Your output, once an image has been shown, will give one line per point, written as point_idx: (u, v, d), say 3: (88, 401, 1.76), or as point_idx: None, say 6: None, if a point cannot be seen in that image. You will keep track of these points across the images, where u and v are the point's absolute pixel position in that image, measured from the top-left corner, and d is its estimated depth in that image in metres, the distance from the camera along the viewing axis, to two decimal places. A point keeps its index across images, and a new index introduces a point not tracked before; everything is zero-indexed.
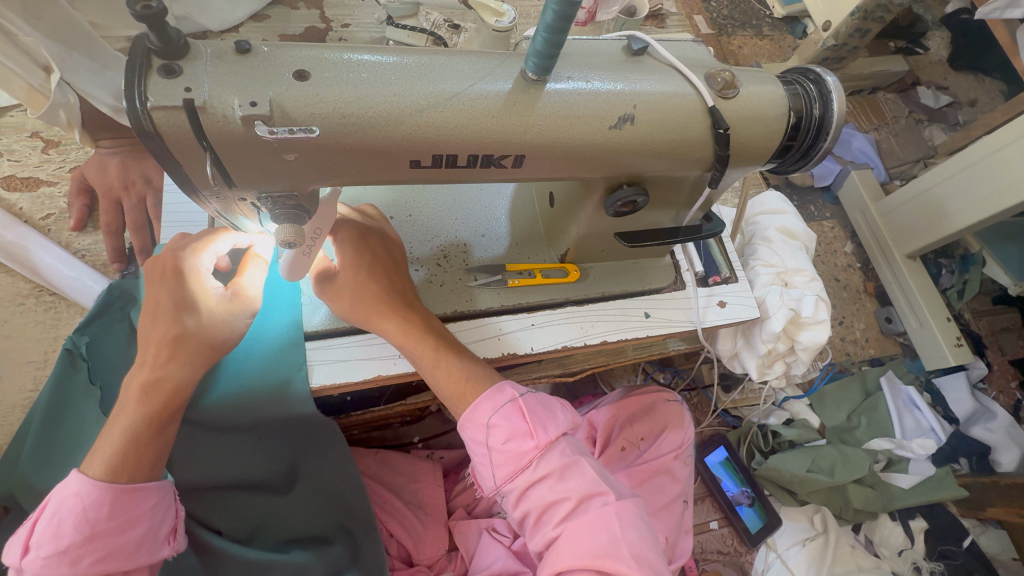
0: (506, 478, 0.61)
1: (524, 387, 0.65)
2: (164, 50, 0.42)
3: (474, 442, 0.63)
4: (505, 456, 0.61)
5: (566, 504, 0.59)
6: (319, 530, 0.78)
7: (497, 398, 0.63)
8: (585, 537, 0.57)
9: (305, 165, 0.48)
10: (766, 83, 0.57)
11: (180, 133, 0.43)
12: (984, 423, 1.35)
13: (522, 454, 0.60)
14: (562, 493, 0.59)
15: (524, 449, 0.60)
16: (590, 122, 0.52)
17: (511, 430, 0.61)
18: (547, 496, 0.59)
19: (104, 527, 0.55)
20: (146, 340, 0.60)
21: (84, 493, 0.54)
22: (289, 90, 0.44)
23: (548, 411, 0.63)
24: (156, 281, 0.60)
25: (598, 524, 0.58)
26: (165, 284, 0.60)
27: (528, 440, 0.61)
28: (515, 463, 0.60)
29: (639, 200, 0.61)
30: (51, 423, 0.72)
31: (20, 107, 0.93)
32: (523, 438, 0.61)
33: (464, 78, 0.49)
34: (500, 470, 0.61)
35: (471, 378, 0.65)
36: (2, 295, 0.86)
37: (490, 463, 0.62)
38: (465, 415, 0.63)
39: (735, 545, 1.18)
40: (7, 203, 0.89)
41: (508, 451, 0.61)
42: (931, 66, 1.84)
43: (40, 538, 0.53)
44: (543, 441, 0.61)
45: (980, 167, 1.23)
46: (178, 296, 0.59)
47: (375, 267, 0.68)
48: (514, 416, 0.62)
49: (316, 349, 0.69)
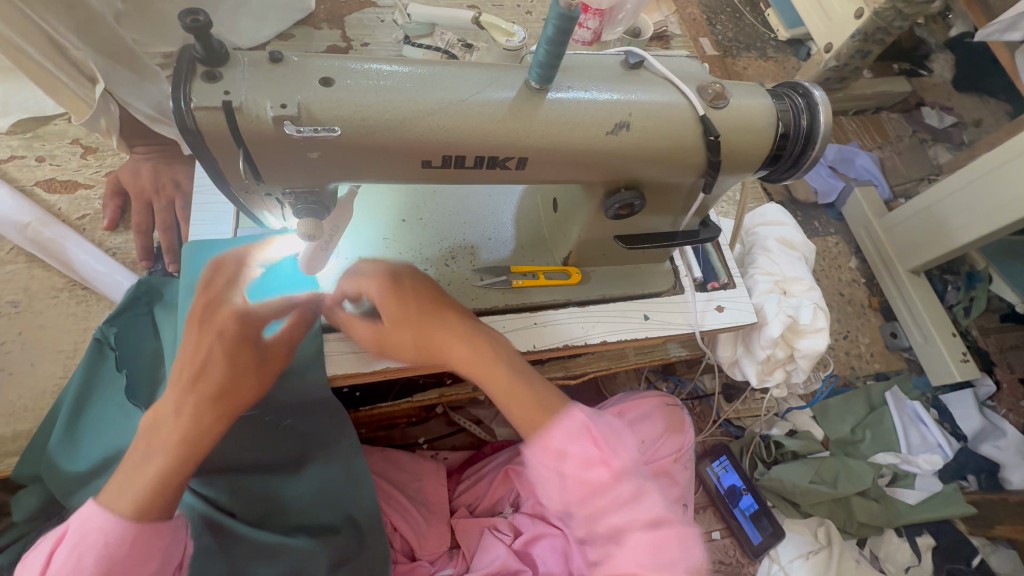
0: (576, 506, 0.55)
1: (592, 410, 0.59)
2: (208, 58, 0.48)
3: (542, 467, 0.56)
4: (578, 484, 0.54)
5: (643, 536, 0.53)
6: (325, 520, 0.81)
7: (567, 421, 0.57)
8: (645, 553, 0.52)
9: (325, 162, 0.53)
10: (756, 96, 0.61)
11: (219, 131, 0.48)
12: (993, 441, 1.34)
13: (596, 482, 0.54)
14: (639, 524, 0.53)
15: (598, 477, 0.54)
16: (588, 128, 0.56)
17: (583, 455, 0.55)
18: (622, 528, 0.53)
19: (122, 564, 0.57)
20: (193, 385, 0.61)
21: (107, 528, 0.57)
22: (316, 94, 0.49)
23: (617, 435, 0.58)
24: (208, 336, 0.62)
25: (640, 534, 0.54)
26: (228, 345, 0.63)
27: (601, 467, 0.54)
28: (588, 491, 0.54)
29: (636, 204, 0.65)
30: (79, 408, 0.77)
31: (65, 116, 1.01)
32: (596, 464, 0.54)
33: (473, 86, 0.53)
34: (571, 498, 0.55)
35: (540, 401, 0.60)
36: (39, 288, 0.91)
37: (559, 492, 0.55)
38: (537, 439, 0.57)
39: (737, 555, 1.20)
40: (47, 204, 0.95)
41: (581, 479, 0.54)
42: (935, 87, 1.88)
43: (60, 569, 0.55)
44: (616, 468, 0.54)
45: (981, 184, 1.25)
46: (236, 354, 0.63)
47: (419, 285, 0.67)
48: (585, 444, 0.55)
49: (332, 341, 0.75)
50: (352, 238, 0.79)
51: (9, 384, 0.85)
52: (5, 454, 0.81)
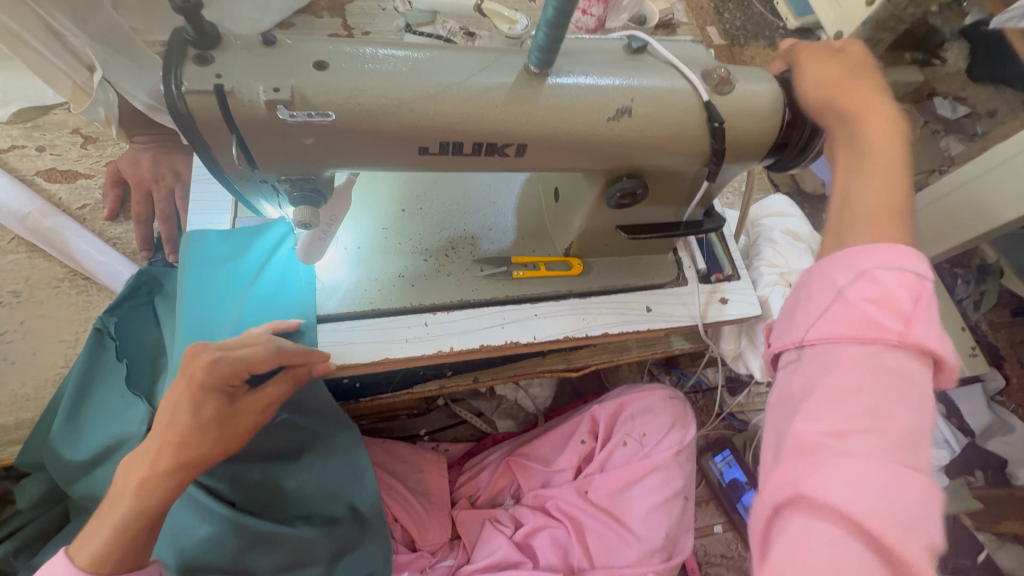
0: (790, 457, 0.39)
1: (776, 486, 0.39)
2: (199, 41, 0.47)
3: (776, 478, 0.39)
4: (789, 472, 0.38)
5: (851, 413, 0.38)
6: (325, 509, 0.81)
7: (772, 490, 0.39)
8: (867, 440, 0.37)
9: (320, 148, 0.52)
10: (763, 81, 0.60)
11: (211, 116, 0.48)
12: (1001, 436, 1.31)
13: (801, 458, 0.38)
14: (840, 408, 0.39)
15: (801, 458, 0.38)
16: (589, 114, 0.55)
17: (799, 489, 0.37)
18: (824, 428, 0.38)
19: None
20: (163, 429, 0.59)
21: None
22: (310, 79, 0.48)
23: (787, 421, 0.41)
24: (179, 382, 0.59)
25: (862, 391, 0.39)
26: (195, 391, 0.58)
27: (800, 456, 0.38)
28: (797, 455, 0.39)
29: (639, 192, 0.64)
30: (81, 396, 0.78)
31: (65, 105, 1.00)
32: (800, 456, 0.38)
33: (471, 71, 0.52)
34: (781, 472, 0.39)
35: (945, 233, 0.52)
36: (40, 278, 0.91)
37: (779, 470, 0.39)
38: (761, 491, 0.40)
39: (740, 549, 1.21)
40: (47, 194, 0.95)
41: (790, 477, 0.38)
42: (948, 77, 1.84)
43: None
44: (812, 440, 0.38)
45: (992, 175, 1.22)
46: (208, 408, 0.59)
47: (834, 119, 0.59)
48: (911, 297, 0.41)
49: (327, 330, 0.73)
50: (351, 228, 0.78)
51: (11, 373, 0.85)
52: (7, 443, 0.81)
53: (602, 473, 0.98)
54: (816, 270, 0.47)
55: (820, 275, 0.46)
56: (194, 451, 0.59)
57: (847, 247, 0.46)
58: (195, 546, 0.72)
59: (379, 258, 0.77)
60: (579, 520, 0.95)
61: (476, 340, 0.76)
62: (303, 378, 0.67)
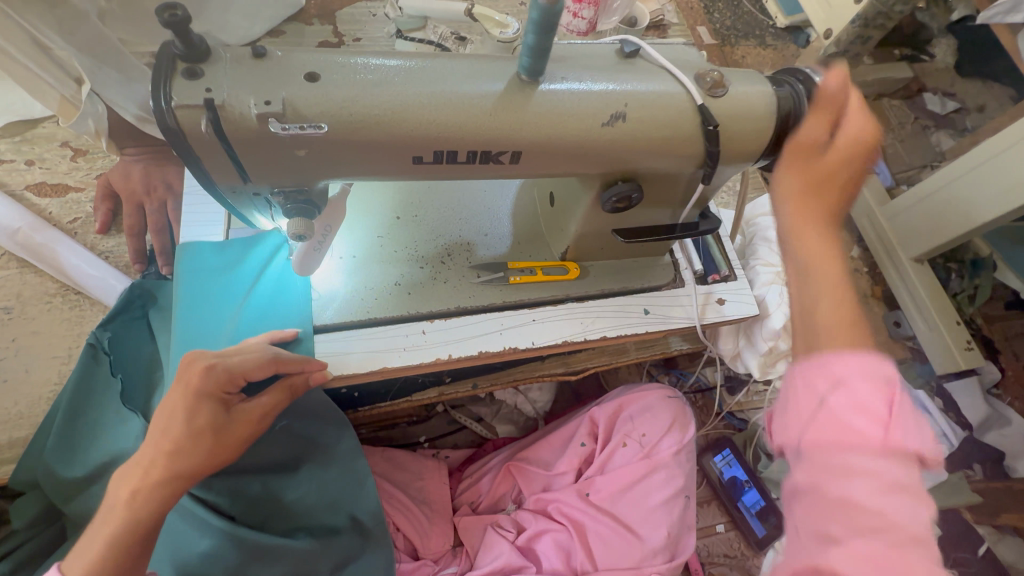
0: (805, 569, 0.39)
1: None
2: (188, 54, 0.47)
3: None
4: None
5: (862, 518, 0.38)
6: (326, 521, 0.80)
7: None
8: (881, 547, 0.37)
9: (314, 160, 0.52)
10: (755, 83, 0.60)
11: (201, 130, 0.47)
12: (998, 429, 1.33)
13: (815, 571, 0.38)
14: (846, 513, 0.39)
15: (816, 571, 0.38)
16: (583, 119, 0.54)
17: None
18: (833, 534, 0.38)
19: None
20: (156, 440, 0.57)
21: None
22: (301, 90, 0.48)
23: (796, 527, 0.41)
24: (173, 393, 0.58)
25: (863, 494, 0.39)
26: (189, 399, 0.57)
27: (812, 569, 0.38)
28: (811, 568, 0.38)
29: (634, 196, 0.64)
30: (75, 412, 0.77)
31: (54, 118, 0.99)
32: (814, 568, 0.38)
33: (464, 79, 0.52)
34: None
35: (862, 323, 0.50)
36: (31, 293, 0.90)
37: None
38: None
39: (743, 548, 1.21)
40: (38, 208, 0.94)
41: None
42: (937, 73, 1.85)
43: None
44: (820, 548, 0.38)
45: (983, 170, 1.23)
46: (205, 418, 0.58)
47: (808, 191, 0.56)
48: (884, 403, 0.42)
49: (325, 341, 0.72)
50: (345, 237, 0.78)
51: (3, 392, 0.84)
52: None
53: (603, 475, 0.98)
54: (794, 373, 0.47)
55: (799, 381, 0.46)
56: (193, 468, 0.58)
57: (817, 351, 0.47)
58: (195, 562, 0.71)
59: (375, 267, 0.77)
60: (582, 523, 0.95)
61: (474, 347, 0.75)
62: (300, 387, 0.66)
